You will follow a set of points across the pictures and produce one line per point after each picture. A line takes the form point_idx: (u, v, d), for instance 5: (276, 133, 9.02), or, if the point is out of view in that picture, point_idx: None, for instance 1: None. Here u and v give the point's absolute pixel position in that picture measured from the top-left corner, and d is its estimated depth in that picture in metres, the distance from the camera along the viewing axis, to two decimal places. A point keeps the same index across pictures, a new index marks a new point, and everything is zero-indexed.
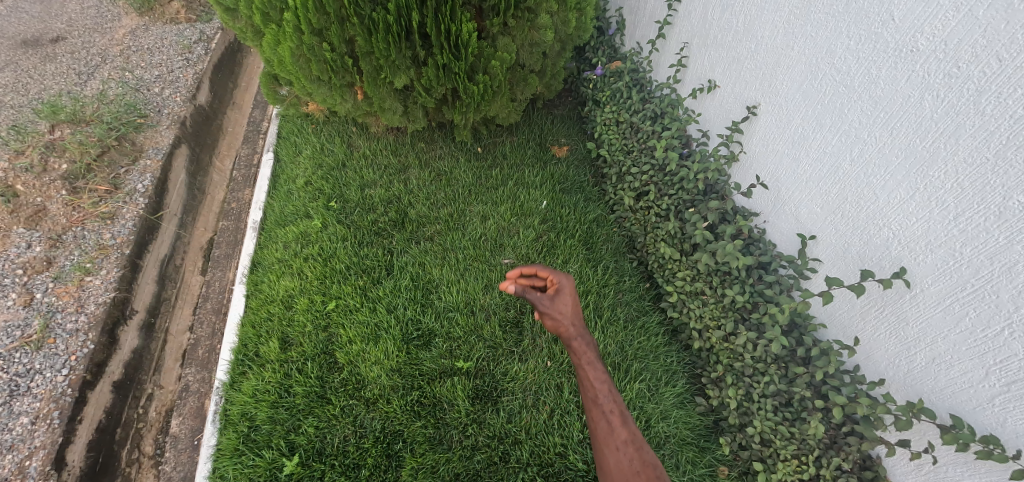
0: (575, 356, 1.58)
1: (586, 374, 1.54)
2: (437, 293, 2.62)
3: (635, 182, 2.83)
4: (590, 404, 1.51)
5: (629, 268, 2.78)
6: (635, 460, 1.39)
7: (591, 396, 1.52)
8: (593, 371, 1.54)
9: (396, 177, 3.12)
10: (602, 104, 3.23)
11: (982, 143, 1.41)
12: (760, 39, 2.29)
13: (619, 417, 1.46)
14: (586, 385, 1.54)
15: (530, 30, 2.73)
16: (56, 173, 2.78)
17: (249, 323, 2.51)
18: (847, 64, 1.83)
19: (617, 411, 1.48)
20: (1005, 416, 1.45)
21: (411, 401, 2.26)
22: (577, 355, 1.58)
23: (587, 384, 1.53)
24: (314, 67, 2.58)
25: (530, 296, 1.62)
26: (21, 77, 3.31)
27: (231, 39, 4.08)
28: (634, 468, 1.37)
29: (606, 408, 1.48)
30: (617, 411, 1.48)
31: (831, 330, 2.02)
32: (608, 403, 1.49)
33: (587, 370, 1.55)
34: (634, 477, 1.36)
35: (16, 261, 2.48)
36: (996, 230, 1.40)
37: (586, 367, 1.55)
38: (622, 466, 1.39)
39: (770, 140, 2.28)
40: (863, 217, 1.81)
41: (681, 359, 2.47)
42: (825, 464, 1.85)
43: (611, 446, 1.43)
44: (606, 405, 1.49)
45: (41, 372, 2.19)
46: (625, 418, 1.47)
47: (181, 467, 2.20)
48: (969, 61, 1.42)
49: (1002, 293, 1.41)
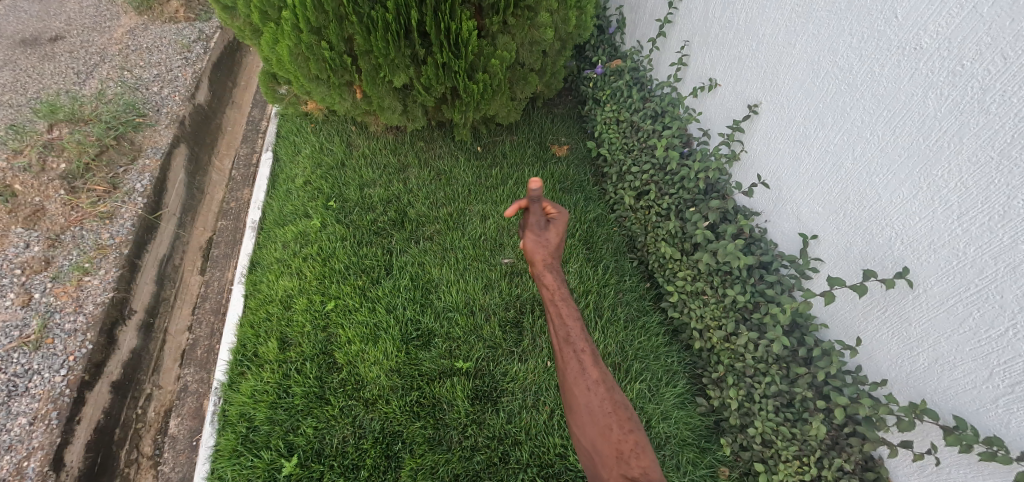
0: (547, 290, 1.52)
1: (559, 311, 1.48)
2: (437, 293, 2.61)
3: (636, 181, 2.81)
4: (562, 343, 1.45)
5: (629, 267, 2.77)
6: (606, 402, 1.34)
7: (562, 335, 1.45)
8: (566, 309, 1.47)
9: (395, 176, 3.11)
10: (603, 103, 3.21)
11: (986, 141, 1.39)
12: (761, 38, 2.27)
13: (591, 358, 1.41)
14: (558, 323, 1.47)
15: (530, 28, 2.72)
16: (55, 173, 2.76)
17: (248, 322, 2.50)
18: (849, 62, 1.81)
19: (590, 352, 1.42)
20: (1009, 417, 1.44)
21: (410, 401, 2.25)
22: (549, 290, 1.51)
23: (559, 322, 1.47)
24: (313, 66, 2.57)
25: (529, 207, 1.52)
26: (19, 77, 3.30)
27: (230, 38, 4.07)
28: (604, 410, 1.33)
29: (578, 347, 1.41)
30: (589, 352, 1.42)
31: (833, 330, 2.00)
32: (580, 343, 1.42)
33: (559, 307, 1.49)
34: (604, 418, 1.32)
35: (15, 261, 2.47)
36: (1000, 229, 1.39)
37: (558, 303, 1.49)
38: (593, 407, 1.35)
39: (771, 139, 2.27)
40: (865, 216, 1.80)
41: (682, 359, 2.46)
42: (827, 465, 1.85)
43: (583, 387, 1.38)
44: (578, 345, 1.42)
45: (40, 372, 2.19)
46: (596, 360, 1.42)
47: (180, 468, 2.19)
48: (973, 59, 1.40)
49: (1006, 294, 1.40)
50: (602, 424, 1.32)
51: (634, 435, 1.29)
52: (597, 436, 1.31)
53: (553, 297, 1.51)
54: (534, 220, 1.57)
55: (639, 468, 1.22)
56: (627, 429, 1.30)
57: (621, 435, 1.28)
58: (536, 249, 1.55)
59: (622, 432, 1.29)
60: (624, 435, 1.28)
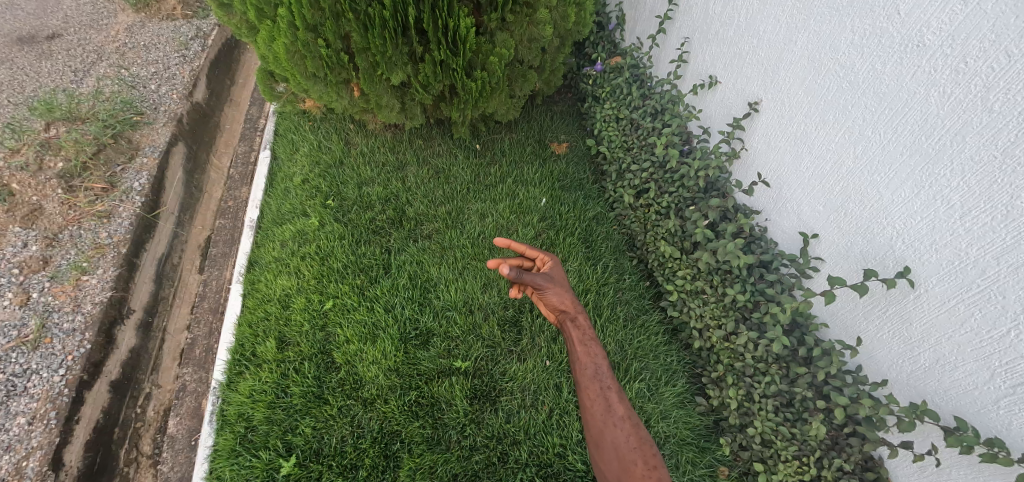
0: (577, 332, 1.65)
1: (588, 352, 1.59)
2: (436, 292, 2.60)
3: (635, 179, 2.80)
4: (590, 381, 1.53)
5: (629, 266, 2.76)
6: (631, 437, 1.39)
7: (590, 374, 1.54)
8: (594, 349, 1.59)
9: (394, 174, 3.09)
10: (602, 100, 3.19)
11: (990, 140, 1.37)
12: (762, 34, 2.25)
13: (617, 394, 1.49)
14: (587, 363, 1.57)
15: (528, 25, 2.69)
16: (51, 172, 2.75)
17: (245, 322, 2.48)
18: (851, 60, 1.79)
19: (616, 389, 1.50)
20: (1010, 419, 1.42)
21: (408, 401, 2.24)
22: (579, 332, 1.64)
23: (588, 360, 1.57)
24: (310, 64, 2.55)
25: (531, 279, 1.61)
26: (16, 74, 3.29)
27: (227, 36, 4.05)
28: (629, 445, 1.37)
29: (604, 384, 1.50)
30: (614, 388, 1.50)
31: (833, 330, 1.99)
32: (605, 380, 1.51)
33: (589, 349, 1.60)
34: (629, 453, 1.36)
35: (13, 261, 2.46)
36: (1003, 229, 1.37)
37: (587, 343, 1.61)
38: (619, 442, 1.39)
39: (771, 137, 2.26)
40: (866, 215, 1.79)
41: (681, 358, 2.45)
42: (827, 465, 1.84)
43: (610, 423, 1.43)
44: (605, 382, 1.51)
45: (39, 371, 2.18)
46: (622, 397, 1.48)
47: (179, 467, 2.20)
48: (977, 57, 1.38)
49: (1008, 294, 1.38)
50: (627, 461, 1.35)
51: (657, 472, 1.31)
52: (622, 471, 1.35)
53: (583, 339, 1.63)
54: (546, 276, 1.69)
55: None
56: (651, 465, 1.33)
57: (645, 470, 1.31)
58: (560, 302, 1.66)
59: (646, 468, 1.32)
60: (648, 470, 1.31)
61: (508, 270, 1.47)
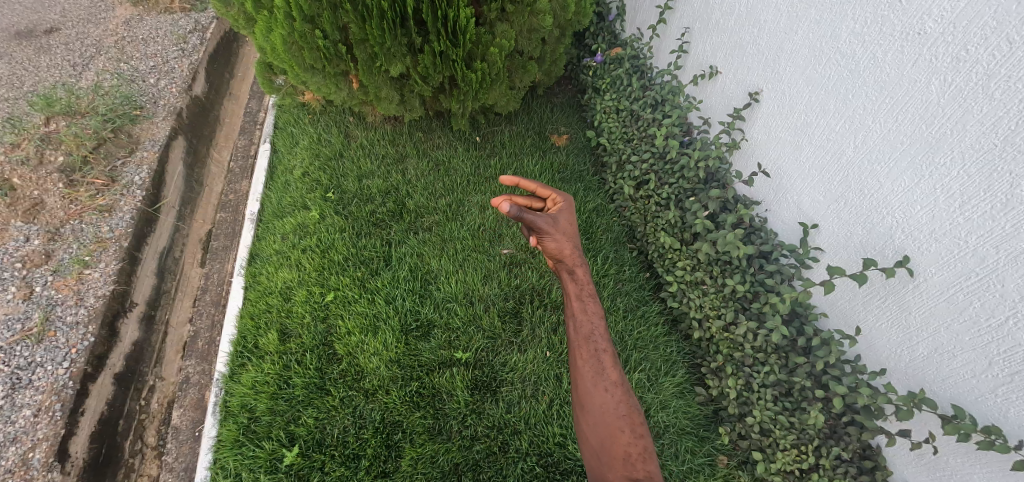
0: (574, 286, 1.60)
1: (585, 310, 1.53)
2: (436, 284, 2.61)
3: (636, 171, 2.79)
4: (583, 341, 1.49)
5: (629, 258, 2.77)
6: (621, 403, 1.37)
7: (585, 334, 1.49)
8: (591, 306, 1.55)
9: (394, 166, 3.09)
10: (602, 91, 3.17)
11: (990, 128, 1.37)
12: (762, 24, 2.24)
13: (611, 359, 1.45)
14: (582, 318, 1.53)
15: (529, 15, 2.67)
16: (53, 166, 2.75)
17: (248, 314, 2.50)
18: (851, 48, 1.78)
19: (610, 353, 1.46)
20: (1008, 406, 1.43)
21: (409, 391, 2.26)
22: (576, 284, 1.60)
23: (584, 319, 1.52)
24: (309, 55, 2.54)
25: (529, 216, 1.55)
26: (15, 69, 3.28)
27: (227, 28, 4.03)
28: (618, 411, 1.35)
29: (599, 347, 1.46)
30: (610, 353, 1.47)
31: (832, 319, 2.00)
32: (603, 343, 1.47)
33: (586, 305, 1.55)
34: (617, 420, 1.34)
35: (15, 255, 2.47)
36: (1002, 218, 1.37)
37: (584, 299, 1.57)
38: (607, 407, 1.37)
39: (771, 127, 2.25)
40: (866, 204, 1.78)
41: (681, 349, 2.46)
42: (825, 454, 1.86)
43: (599, 388, 1.41)
44: (600, 344, 1.47)
45: (43, 364, 2.20)
46: (616, 362, 1.46)
47: (183, 458, 2.23)
48: (978, 44, 1.37)
49: (1007, 283, 1.39)
50: (613, 426, 1.34)
51: (643, 440, 1.31)
52: (608, 436, 1.33)
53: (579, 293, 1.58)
54: (550, 220, 1.60)
55: (644, 470, 1.24)
56: (637, 433, 1.32)
57: (632, 438, 1.30)
58: (559, 245, 1.59)
59: (633, 435, 1.31)
60: (635, 438, 1.31)
61: (508, 206, 1.47)
